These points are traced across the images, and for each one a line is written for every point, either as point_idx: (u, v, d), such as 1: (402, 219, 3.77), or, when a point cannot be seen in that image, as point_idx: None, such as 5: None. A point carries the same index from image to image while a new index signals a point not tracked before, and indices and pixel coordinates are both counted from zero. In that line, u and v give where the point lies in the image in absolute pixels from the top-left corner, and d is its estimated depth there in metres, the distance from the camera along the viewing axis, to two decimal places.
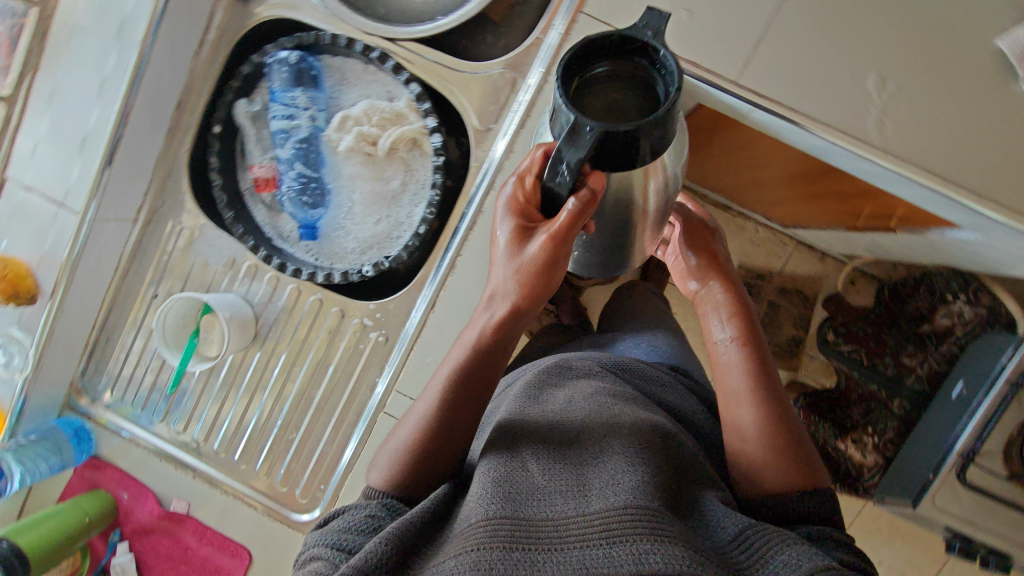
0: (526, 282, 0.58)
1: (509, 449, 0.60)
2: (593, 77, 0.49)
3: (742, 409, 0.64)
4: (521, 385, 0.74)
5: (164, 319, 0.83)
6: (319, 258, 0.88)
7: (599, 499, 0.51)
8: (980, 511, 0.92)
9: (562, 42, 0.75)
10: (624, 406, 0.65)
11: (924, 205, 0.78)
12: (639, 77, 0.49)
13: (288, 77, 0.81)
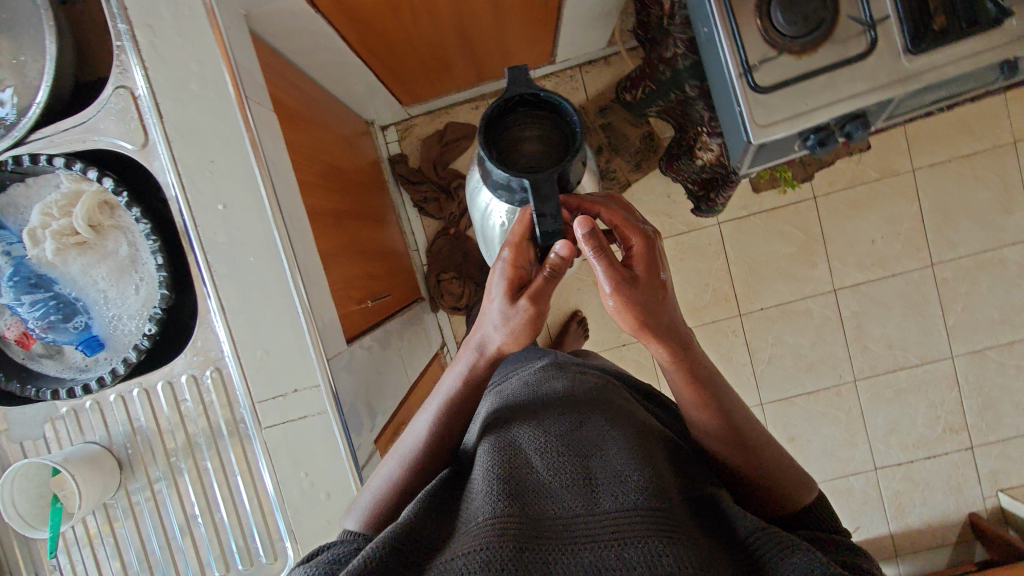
0: (516, 335, 0.73)
1: (517, 452, 0.70)
2: (512, 126, 0.74)
3: (684, 387, 0.77)
4: (514, 388, 0.90)
5: (15, 501, 0.82)
6: (117, 357, 0.87)
7: (616, 492, 0.61)
8: (794, 98, 0.93)
9: (133, 30, 0.79)
10: (603, 408, 0.78)
11: None
12: (550, 123, 0.74)
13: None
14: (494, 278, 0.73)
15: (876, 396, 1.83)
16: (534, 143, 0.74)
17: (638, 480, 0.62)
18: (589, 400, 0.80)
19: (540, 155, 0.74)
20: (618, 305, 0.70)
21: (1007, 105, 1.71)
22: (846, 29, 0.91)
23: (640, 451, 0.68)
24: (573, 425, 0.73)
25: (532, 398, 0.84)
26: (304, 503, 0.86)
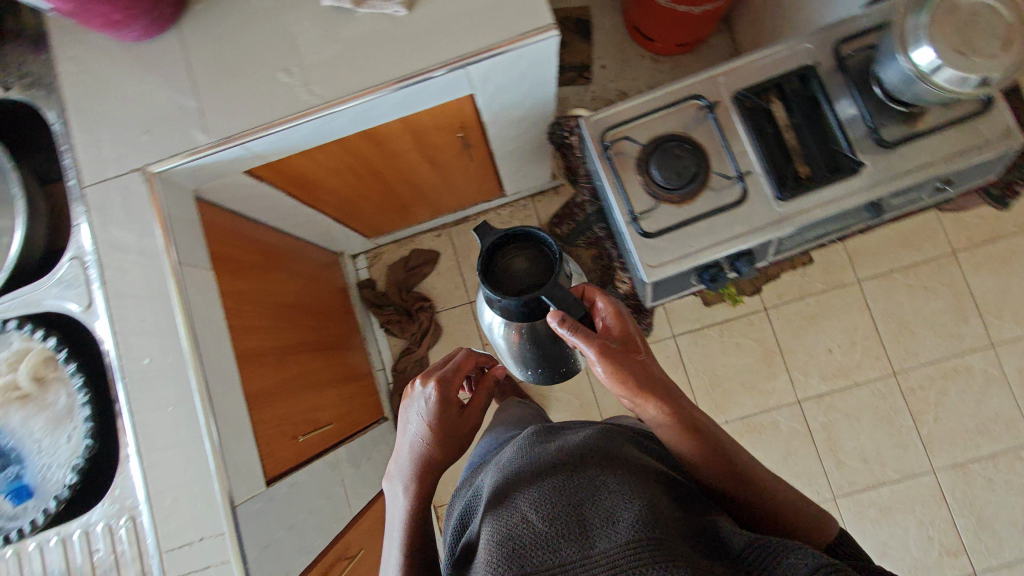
0: (445, 432, 0.94)
1: (513, 500, 0.72)
2: (504, 256, 0.89)
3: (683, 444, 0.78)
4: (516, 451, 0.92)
5: None
6: (42, 505, 0.91)
7: (621, 530, 0.61)
8: (679, 240, 1.02)
9: (90, 214, 0.93)
10: (583, 448, 0.79)
11: (405, 105, 0.99)
12: (534, 241, 0.88)
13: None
14: (410, 438, 0.96)
15: (861, 516, 1.72)
16: (521, 269, 0.88)
17: (635, 521, 0.61)
18: (591, 448, 0.78)
19: (524, 272, 0.87)
20: (615, 374, 0.78)
21: (940, 217, 1.79)
22: (719, 180, 1.03)
23: (629, 492, 0.66)
24: (570, 474, 0.72)
25: (540, 458, 0.81)
26: None
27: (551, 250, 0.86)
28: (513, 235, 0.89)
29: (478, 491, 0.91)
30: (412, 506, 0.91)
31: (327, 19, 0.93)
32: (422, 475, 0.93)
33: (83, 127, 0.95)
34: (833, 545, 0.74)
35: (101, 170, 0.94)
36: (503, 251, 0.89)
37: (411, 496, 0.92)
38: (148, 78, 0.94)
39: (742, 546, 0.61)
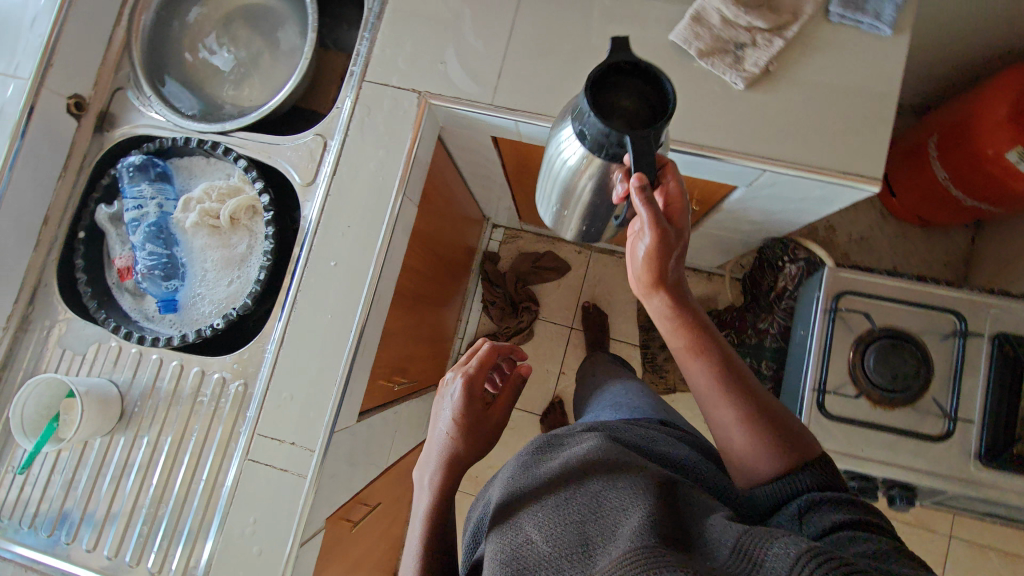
0: (468, 432, 0.88)
1: (506, 533, 0.62)
2: (606, 83, 0.60)
3: (722, 412, 0.70)
4: (521, 453, 0.76)
5: (23, 408, 0.86)
6: (181, 327, 0.96)
7: (610, 557, 0.49)
8: (855, 439, 0.95)
9: (354, 105, 0.94)
10: (601, 462, 0.63)
11: (681, 166, 0.93)
12: (645, 71, 0.60)
13: (137, 174, 0.95)
14: (433, 430, 0.93)
15: None
16: (630, 111, 0.59)
17: (631, 539, 0.48)
18: (594, 460, 0.64)
19: (634, 116, 0.59)
20: (653, 262, 0.69)
21: None
22: (930, 404, 0.94)
23: (630, 509, 0.54)
24: (566, 492, 0.61)
25: (539, 467, 0.70)
26: (234, 547, 0.87)
27: (658, 78, 0.59)
28: (632, 66, 0.60)
29: (482, 500, 0.82)
30: (430, 508, 0.86)
31: (666, 53, 0.88)
32: (437, 471, 0.87)
33: (391, 23, 0.94)
34: (801, 468, 0.64)
35: (384, 70, 0.93)
36: (601, 90, 0.60)
37: (428, 498, 0.87)
38: (472, 13, 0.92)
39: (781, 554, 0.43)
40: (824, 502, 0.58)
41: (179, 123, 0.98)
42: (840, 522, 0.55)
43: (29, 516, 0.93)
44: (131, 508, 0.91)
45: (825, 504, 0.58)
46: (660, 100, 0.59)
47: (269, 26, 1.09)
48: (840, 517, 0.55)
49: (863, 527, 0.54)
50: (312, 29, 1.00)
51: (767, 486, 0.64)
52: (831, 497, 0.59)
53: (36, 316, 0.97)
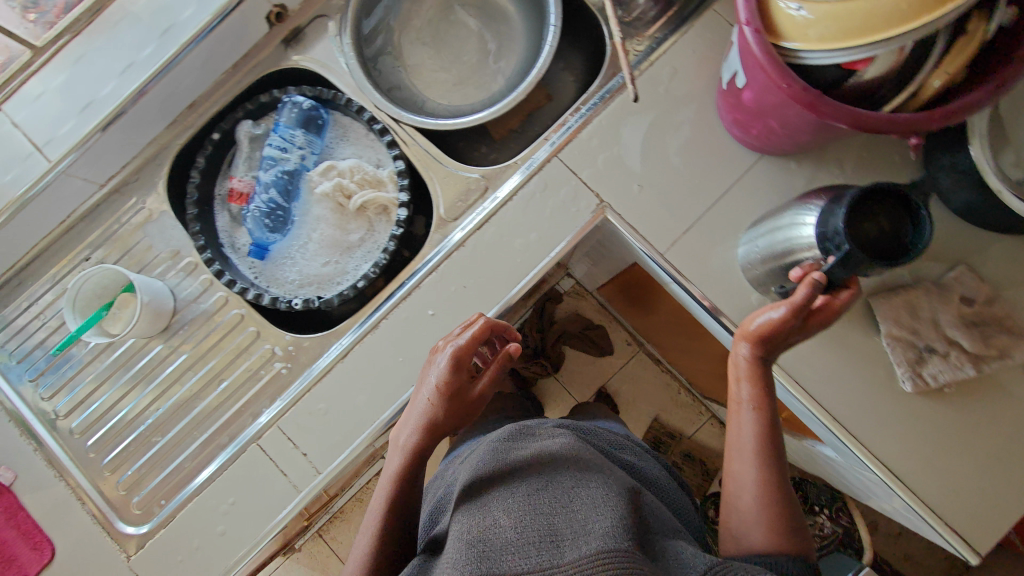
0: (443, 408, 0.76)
1: (476, 512, 0.68)
2: (874, 190, 0.59)
3: (745, 465, 0.70)
4: (493, 445, 0.86)
5: (83, 283, 0.83)
6: (258, 276, 0.93)
7: (584, 541, 0.57)
8: None
9: (534, 173, 0.88)
10: (569, 468, 0.72)
11: (796, 411, 0.88)
12: (910, 210, 0.58)
13: (299, 117, 0.91)
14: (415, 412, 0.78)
15: None
16: (876, 236, 0.59)
17: (602, 535, 0.58)
18: (564, 459, 0.74)
19: (875, 242, 0.59)
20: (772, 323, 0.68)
21: None
22: None
23: (601, 506, 0.63)
24: (539, 482, 0.70)
25: (510, 455, 0.79)
26: (202, 515, 0.85)
27: (922, 212, 0.56)
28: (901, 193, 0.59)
29: (449, 483, 0.85)
30: (397, 474, 0.76)
31: (854, 311, 0.82)
32: (418, 430, 0.78)
33: (610, 118, 0.88)
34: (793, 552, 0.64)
35: (580, 156, 0.88)
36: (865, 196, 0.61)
37: (399, 462, 0.77)
38: (692, 156, 0.86)
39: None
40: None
41: (360, 87, 0.92)
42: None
43: (35, 369, 0.91)
44: (131, 418, 0.89)
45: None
46: (908, 226, 0.58)
47: (498, 35, 1.01)
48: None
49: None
50: (535, 71, 0.91)
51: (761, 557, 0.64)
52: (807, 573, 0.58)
53: (133, 188, 0.93)
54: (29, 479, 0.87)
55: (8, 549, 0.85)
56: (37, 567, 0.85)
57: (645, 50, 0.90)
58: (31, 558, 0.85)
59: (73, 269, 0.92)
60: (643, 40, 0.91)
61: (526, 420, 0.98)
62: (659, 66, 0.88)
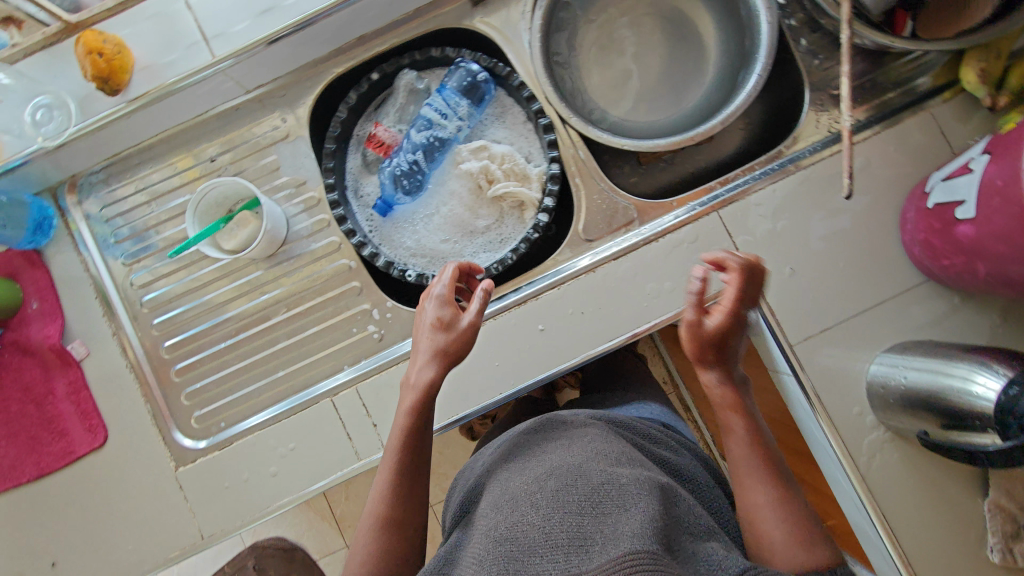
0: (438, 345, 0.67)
1: (500, 504, 0.62)
2: None
3: (756, 491, 0.63)
4: (529, 433, 0.78)
5: (209, 191, 0.80)
6: (374, 231, 0.90)
7: (608, 545, 0.50)
8: None
9: (685, 221, 0.84)
10: (596, 458, 0.64)
11: (864, 538, 0.86)
12: None
13: (468, 87, 0.85)
14: (426, 340, 0.68)
15: None
16: None
17: (629, 535, 0.50)
18: (592, 449, 0.67)
19: None
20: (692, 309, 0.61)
21: None
22: None
23: (630, 502, 0.56)
24: (564, 469, 0.63)
25: (544, 446, 0.72)
26: (259, 450, 0.84)
27: None
28: None
29: (481, 466, 0.78)
30: (401, 438, 0.68)
31: (966, 468, 0.78)
32: (432, 365, 0.67)
33: (783, 191, 0.83)
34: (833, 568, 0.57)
35: (740, 219, 0.84)
36: None
37: (407, 421, 0.68)
38: (853, 257, 0.82)
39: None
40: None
41: (534, 74, 0.88)
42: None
43: (130, 252, 0.88)
44: (213, 332, 0.87)
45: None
46: None
47: (687, 60, 0.95)
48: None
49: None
50: (723, 115, 0.85)
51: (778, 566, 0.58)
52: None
53: (278, 102, 0.88)
54: (98, 361, 0.86)
55: (62, 422, 0.84)
56: (86, 449, 0.84)
57: (841, 131, 0.84)
58: (84, 439, 0.84)
59: (195, 165, 0.88)
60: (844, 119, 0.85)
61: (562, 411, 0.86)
62: (849, 154, 0.83)
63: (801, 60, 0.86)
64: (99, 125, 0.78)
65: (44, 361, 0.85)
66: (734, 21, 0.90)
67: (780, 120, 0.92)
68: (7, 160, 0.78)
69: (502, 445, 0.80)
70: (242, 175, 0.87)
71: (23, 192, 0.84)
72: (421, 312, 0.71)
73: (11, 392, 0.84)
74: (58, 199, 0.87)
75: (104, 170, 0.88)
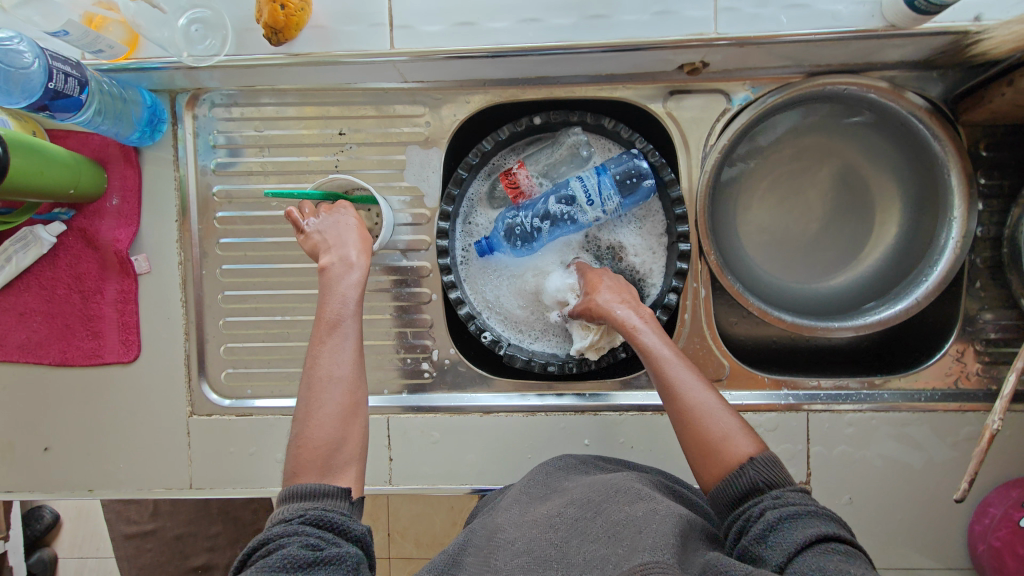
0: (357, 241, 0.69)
1: (515, 520, 0.63)
2: None
3: (738, 441, 0.59)
4: (557, 463, 0.75)
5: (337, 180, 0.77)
6: (465, 267, 0.85)
7: (621, 561, 0.50)
8: None
9: (772, 407, 0.81)
10: (618, 490, 0.63)
11: None
12: None
13: (628, 184, 0.80)
14: (344, 235, 0.68)
15: None
16: None
17: (642, 552, 0.50)
18: (613, 484, 0.65)
19: None
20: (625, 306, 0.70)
21: None
22: None
23: (644, 525, 0.55)
24: (586, 500, 0.62)
25: (564, 476, 0.72)
26: (275, 433, 0.83)
27: None
28: None
29: (502, 497, 0.74)
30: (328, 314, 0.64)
31: None
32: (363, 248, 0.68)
33: (879, 422, 0.80)
34: (748, 457, 0.57)
35: (825, 429, 0.80)
36: None
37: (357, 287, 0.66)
38: (914, 513, 0.80)
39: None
40: (793, 517, 0.51)
41: (693, 192, 0.82)
42: (814, 541, 0.49)
43: (225, 187, 0.83)
44: (272, 302, 0.84)
45: (795, 517, 0.51)
46: None
47: (847, 235, 0.87)
48: (813, 535, 0.49)
49: (856, 558, 0.47)
50: (858, 319, 0.79)
51: (727, 485, 0.57)
52: (804, 498, 0.54)
53: (430, 104, 0.82)
54: (156, 281, 0.83)
55: (102, 325, 0.83)
56: (115, 359, 0.83)
57: (965, 388, 0.80)
58: (118, 350, 0.83)
59: (321, 129, 0.82)
60: (975, 378, 0.80)
61: (590, 452, 0.80)
62: (963, 417, 0.79)
63: (965, 301, 0.80)
64: (250, 65, 0.73)
65: (104, 260, 0.82)
66: (917, 226, 0.82)
67: (911, 344, 0.86)
68: (143, 60, 0.72)
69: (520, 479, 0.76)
70: (365, 163, 0.82)
71: (142, 87, 0.78)
72: (319, 250, 0.68)
73: (63, 276, 0.82)
74: (175, 105, 0.82)
75: (232, 94, 0.82)
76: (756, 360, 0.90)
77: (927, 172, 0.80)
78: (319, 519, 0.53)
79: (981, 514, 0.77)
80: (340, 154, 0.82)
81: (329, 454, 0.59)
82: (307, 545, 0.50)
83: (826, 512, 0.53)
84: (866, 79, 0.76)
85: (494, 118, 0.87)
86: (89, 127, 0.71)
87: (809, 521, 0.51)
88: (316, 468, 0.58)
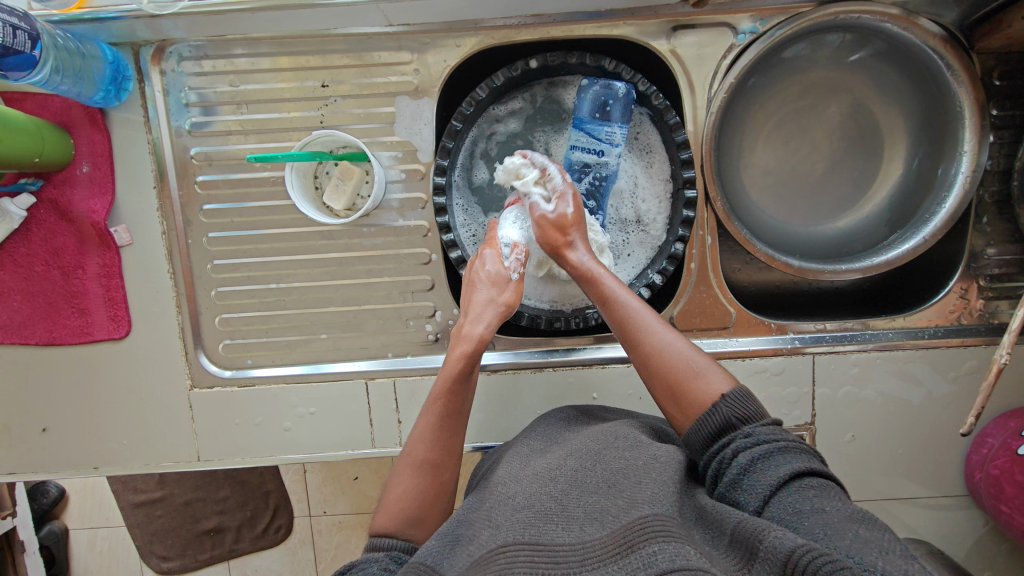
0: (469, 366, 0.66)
1: (516, 475, 0.59)
2: None
3: (712, 378, 0.60)
4: (559, 418, 0.72)
5: (316, 140, 0.74)
6: (470, 237, 0.82)
7: (619, 514, 0.49)
8: None
9: (778, 352, 0.81)
10: (621, 438, 0.61)
11: None
12: None
13: (608, 111, 0.75)
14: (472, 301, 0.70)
15: None
16: None
17: (642, 506, 0.49)
18: (611, 432, 0.63)
19: None
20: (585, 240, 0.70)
21: None
22: None
23: (644, 475, 0.53)
24: (586, 451, 0.60)
25: (566, 430, 0.68)
26: (281, 401, 0.82)
27: None
28: None
29: (505, 446, 0.73)
30: (442, 392, 0.65)
31: None
32: (485, 317, 0.68)
33: (882, 361, 0.81)
34: (722, 395, 0.58)
35: (830, 371, 0.80)
36: None
37: (453, 362, 0.66)
38: (915, 446, 0.82)
39: (779, 544, 0.43)
40: (766, 458, 0.53)
41: (699, 136, 0.79)
42: (787, 480, 0.50)
43: (203, 150, 0.78)
44: (266, 269, 0.80)
45: (766, 458, 0.53)
46: None
47: (854, 173, 0.85)
48: (787, 473, 0.51)
49: (830, 491, 0.49)
50: (865, 261, 0.78)
51: (704, 424, 0.58)
52: (774, 429, 0.55)
53: (416, 48, 0.76)
54: (140, 253, 0.79)
55: (86, 301, 0.79)
56: (105, 336, 0.80)
57: (968, 325, 0.81)
58: (109, 326, 0.80)
59: (302, 82, 0.76)
60: (978, 314, 0.81)
61: (594, 405, 0.77)
62: (965, 353, 0.80)
63: (972, 236, 0.79)
64: (217, 12, 0.68)
65: (82, 233, 0.78)
66: (925, 161, 0.80)
67: (917, 282, 0.86)
68: (98, 9, 0.67)
69: (530, 430, 0.72)
70: (351, 118, 0.77)
71: (100, 41, 0.72)
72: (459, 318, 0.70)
73: (38, 252, 0.78)
74: (139, 60, 0.75)
75: (200, 45, 0.75)
76: (760, 306, 0.90)
77: (937, 102, 0.77)
78: (395, 553, 0.56)
79: (980, 445, 0.79)
80: (324, 108, 0.77)
81: (407, 512, 0.60)
82: (385, 569, 0.54)
83: (800, 443, 0.55)
84: (878, 7, 0.72)
85: (485, 62, 0.81)
86: (47, 87, 0.65)
87: (781, 456, 0.53)
88: (394, 520, 0.59)
